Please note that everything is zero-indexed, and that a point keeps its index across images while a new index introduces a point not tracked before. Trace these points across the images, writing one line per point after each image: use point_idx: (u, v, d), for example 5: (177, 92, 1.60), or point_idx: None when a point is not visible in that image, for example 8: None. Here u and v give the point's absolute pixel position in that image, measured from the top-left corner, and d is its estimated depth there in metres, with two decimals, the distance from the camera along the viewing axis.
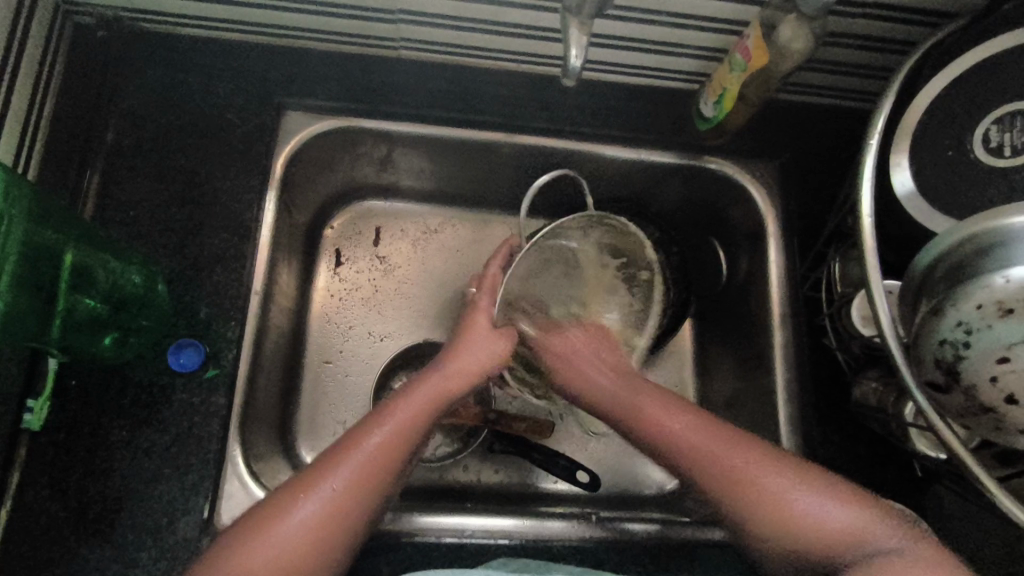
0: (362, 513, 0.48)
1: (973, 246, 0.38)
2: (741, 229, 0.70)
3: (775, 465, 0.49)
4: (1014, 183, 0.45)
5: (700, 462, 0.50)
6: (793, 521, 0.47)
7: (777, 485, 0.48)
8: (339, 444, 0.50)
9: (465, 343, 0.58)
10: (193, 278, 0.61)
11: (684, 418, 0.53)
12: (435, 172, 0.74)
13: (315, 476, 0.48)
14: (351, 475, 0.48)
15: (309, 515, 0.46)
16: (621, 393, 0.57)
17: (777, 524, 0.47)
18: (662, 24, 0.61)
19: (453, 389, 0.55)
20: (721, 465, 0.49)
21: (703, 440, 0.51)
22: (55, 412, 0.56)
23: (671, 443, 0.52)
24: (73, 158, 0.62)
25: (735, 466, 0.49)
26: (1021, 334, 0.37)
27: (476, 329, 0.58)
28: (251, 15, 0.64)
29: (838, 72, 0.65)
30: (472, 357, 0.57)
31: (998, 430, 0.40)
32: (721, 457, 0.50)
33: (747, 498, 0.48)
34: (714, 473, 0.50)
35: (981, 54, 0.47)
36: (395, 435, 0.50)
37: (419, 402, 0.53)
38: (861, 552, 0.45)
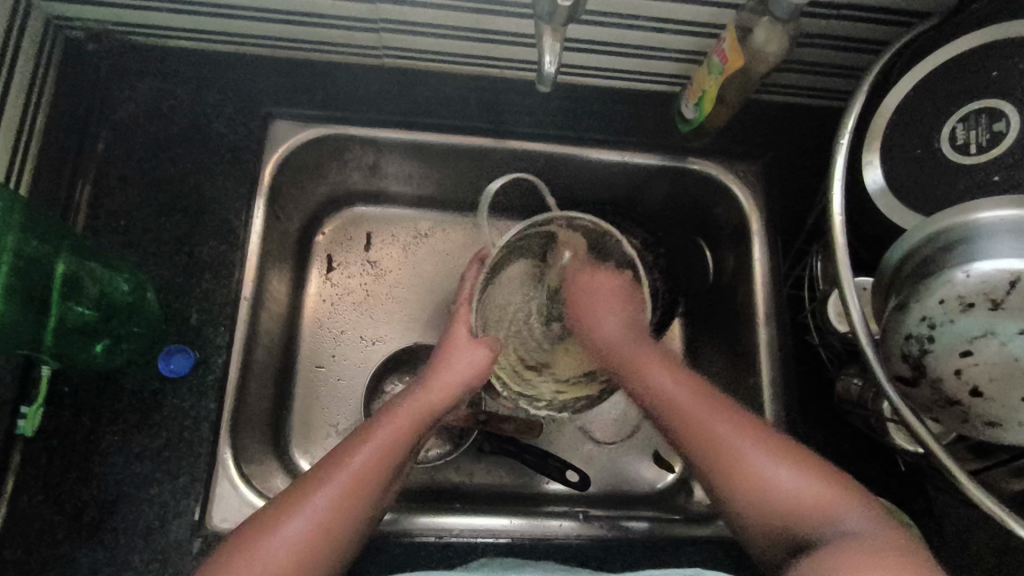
0: (348, 531, 0.48)
1: (938, 244, 0.38)
2: (726, 228, 0.71)
3: (759, 440, 0.50)
4: (981, 180, 0.44)
5: (692, 428, 0.52)
6: (764, 489, 0.48)
7: (756, 459, 0.49)
8: (323, 466, 0.51)
9: (446, 361, 0.60)
10: (184, 285, 0.62)
11: (685, 386, 0.55)
12: (424, 177, 0.75)
13: (299, 496, 0.48)
14: (334, 494, 0.49)
15: (295, 533, 0.47)
16: (621, 339, 0.61)
17: (748, 494, 0.48)
18: (640, 28, 0.62)
19: (435, 406, 0.57)
20: (708, 435, 0.51)
21: (699, 406, 0.53)
22: (48, 418, 0.57)
23: (667, 402, 0.55)
24: (65, 169, 0.63)
25: (720, 436, 0.51)
26: (983, 328, 0.38)
27: (455, 347, 0.61)
28: (238, 26, 0.65)
29: (816, 72, 0.66)
30: (454, 374, 0.59)
31: (965, 421, 0.41)
32: (710, 425, 0.51)
33: (727, 471, 0.49)
34: (701, 441, 0.51)
35: (950, 53, 0.47)
36: (379, 454, 0.51)
37: (401, 423, 0.54)
38: (825, 528, 0.44)
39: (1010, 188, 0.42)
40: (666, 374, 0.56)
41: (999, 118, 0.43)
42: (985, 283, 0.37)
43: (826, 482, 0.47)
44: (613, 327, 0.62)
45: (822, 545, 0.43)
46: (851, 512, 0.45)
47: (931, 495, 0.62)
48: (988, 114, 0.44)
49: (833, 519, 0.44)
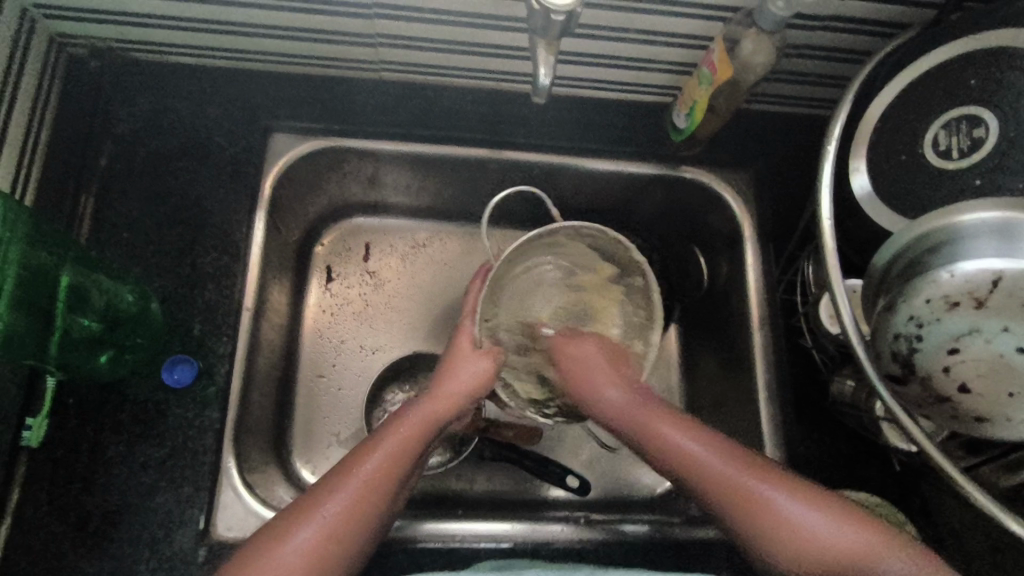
0: (359, 537, 0.49)
1: (924, 245, 0.40)
2: (720, 234, 0.72)
3: (794, 489, 0.49)
4: (965, 184, 0.45)
5: (725, 490, 0.50)
6: (811, 544, 0.47)
7: (797, 512, 0.48)
8: (333, 473, 0.52)
9: (453, 370, 0.60)
10: (186, 297, 0.63)
11: (710, 447, 0.52)
12: (422, 188, 0.76)
13: (310, 503, 0.49)
14: (346, 502, 0.49)
15: (308, 539, 0.48)
16: (630, 408, 0.58)
17: (794, 549, 0.47)
18: (632, 41, 0.64)
19: (442, 413, 0.57)
20: (742, 496, 0.49)
21: (722, 463, 0.51)
22: (52, 430, 0.57)
23: (684, 460, 0.53)
24: (69, 184, 0.64)
25: (756, 492, 0.49)
26: (969, 326, 0.39)
27: (461, 355, 0.61)
28: (238, 43, 0.66)
29: (803, 81, 0.67)
30: (461, 380, 0.59)
31: (954, 417, 0.43)
32: (739, 480, 0.50)
33: (774, 529, 0.48)
34: (737, 502, 0.50)
35: (930, 61, 0.48)
36: (388, 462, 0.52)
37: (408, 430, 0.55)
38: (880, 575, 0.45)
39: (992, 191, 0.44)
40: (692, 437, 0.54)
41: (979, 124, 0.45)
42: (969, 281, 0.38)
43: (874, 526, 0.47)
44: (617, 396, 0.59)
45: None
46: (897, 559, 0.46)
47: (926, 495, 0.63)
48: (969, 120, 0.46)
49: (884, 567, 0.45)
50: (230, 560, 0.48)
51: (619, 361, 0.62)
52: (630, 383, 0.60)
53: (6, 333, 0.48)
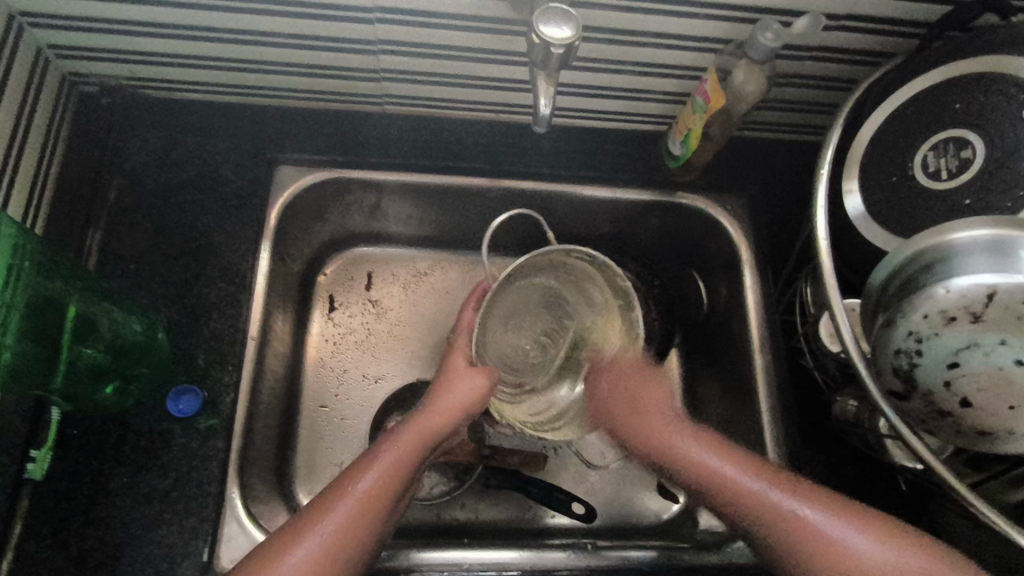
0: (357, 551, 0.50)
1: (922, 262, 0.40)
2: (719, 259, 0.74)
3: (832, 508, 0.51)
4: (955, 203, 0.46)
5: (749, 504, 0.53)
6: (847, 555, 0.48)
7: (831, 524, 0.50)
8: (330, 489, 0.52)
9: (456, 379, 0.61)
10: (192, 327, 0.63)
11: (731, 462, 0.56)
12: (424, 218, 0.78)
13: (304, 524, 0.50)
14: (345, 514, 0.50)
15: (308, 553, 0.48)
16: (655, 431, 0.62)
17: (790, 533, 0.51)
18: (626, 72, 0.66)
19: (439, 426, 0.58)
20: (775, 508, 0.52)
21: (748, 478, 0.54)
22: (56, 463, 0.57)
23: (739, 494, 0.54)
24: (78, 218, 0.65)
25: (797, 510, 0.51)
26: (967, 341, 0.39)
27: (454, 369, 0.62)
28: (245, 79, 0.69)
29: (792, 108, 0.70)
30: (461, 386, 0.61)
31: (957, 432, 0.42)
32: (768, 493, 0.53)
33: (797, 535, 0.50)
34: (763, 513, 0.52)
35: (915, 87, 0.50)
36: (381, 477, 0.52)
37: (406, 444, 0.55)
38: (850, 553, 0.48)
39: (981, 209, 0.45)
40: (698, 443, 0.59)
41: (966, 146, 0.46)
42: (964, 297, 0.39)
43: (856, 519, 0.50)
44: (603, 391, 0.67)
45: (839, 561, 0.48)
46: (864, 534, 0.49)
47: (934, 515, 0.62)
48: (956, 142, 0.47)
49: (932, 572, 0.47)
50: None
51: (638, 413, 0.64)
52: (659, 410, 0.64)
53: (13, 361, 0.48)
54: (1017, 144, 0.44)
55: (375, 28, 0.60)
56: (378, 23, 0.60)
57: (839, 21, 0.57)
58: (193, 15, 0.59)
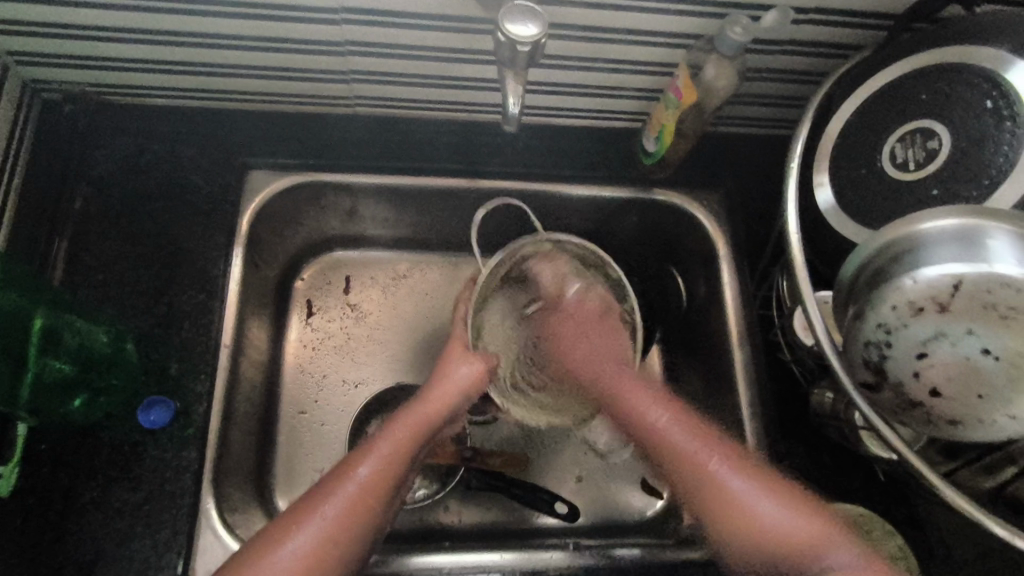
0: (356, 540, 0.52)
1: (890, 255, 0.40)
2: (696, 255, 0.74)
3: (763, 483, 0.56)
4: (922, 193, 0.46)
5: (695, 471, 0.58)
6: (753, 526, 0.54)
7: (751, 498, 0.55)
8: (327, 481, 0.55)
9: (451, 371, 0.64)
10: (163, 336, 0.62)
11: (688, 433, 0.60)
12: (400, 219, 0.77)
13: (305, 510, 0.52)
14: (344, 503, 0.53)
15: (302, 544, 0.50)
16: (618, 381, 0.66)
17: (722, 506, 0.56)
18: (597, 69, 0.65)
19: (435, 414, 0.61)
20: (718, 483, 0.56)
21: (692, 443, 0.59)
22: (24, 478, 0.56)
23: (669, 449, 0.60)
24: (43, 227, 0.64)
25: (730, 485, 0.56)
26: (934, 331, 0.39)
27: (451, 356, 0.65)
28: (213, 82, 0.67)
29: (765, 102, 0.70)
30: (461, 376, 0.64)
31: (928, 422, 0.42)
32: (711, 463, 0.58)
33: (720, 505, 0.56)
34: (694, 480, 0.58)
35: (883, 80, 0.50)
36: (380, 467, 0.55)
37: (408, 433, 0.58)
38: (816, 562, 0.52)
39: (950, 199, 0.45)
40: (659, 412, 0.62)
41: (932, 137, 0.46)
42: (932, 287, 0.39)
43: (813, 516, 0.54)
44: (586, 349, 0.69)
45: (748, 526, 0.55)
46: (842, 548, 0.52)
47: (914, 504, 0.63)
48: (923, 133, 0.47)
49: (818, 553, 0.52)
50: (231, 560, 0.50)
51: (596, 356, 0.68)
52: (603, 358, 0.68)
53: None
54: (981, 134, 0.44)
55: (344, 30, 0.60)
56: (345, 25, 0.59)
57: (807, 15, 0.57)
58: (155, 19, 0.58)
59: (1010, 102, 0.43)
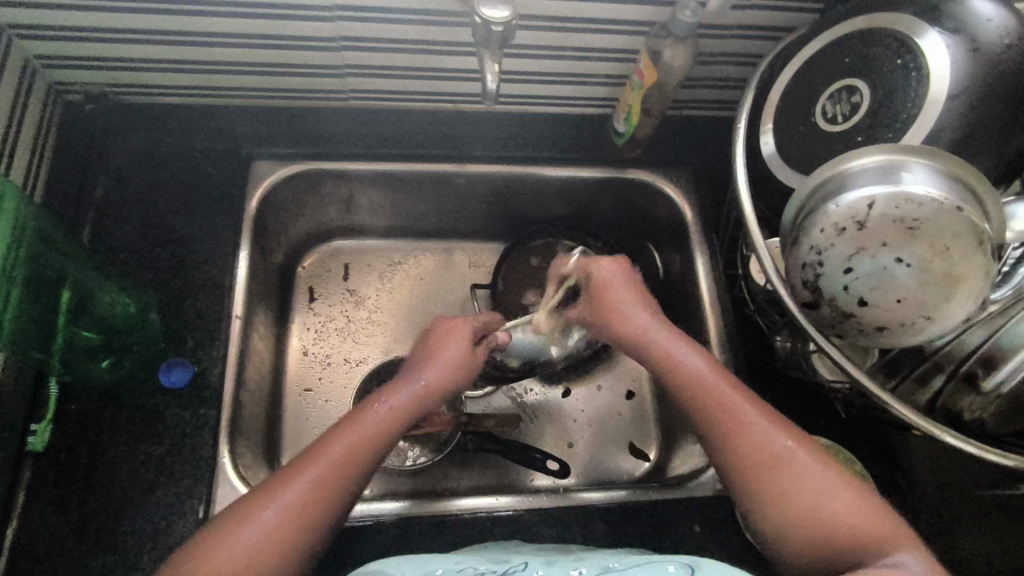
0: (332, 511, 0.49)
1: (823, 192, 0.47)
2: (668, 227, 0.81)
3: (817, 458, 0.49)
4: (850, 140, 0.53)
5: (748, 450, 0.50)
6: (822, 519, 0.46)
7: (826, 492, 0.47)
8: (301, 457, 0.51)
9: (440, 352, 0.63)
10: (179, 308, 0.68)
11: (750, 406, 0.53)
12: (394, 207, 0.84)
13: (276, 485, 0.49)
14: (317, 480, 0.49)
15: (272, 515, 0.47)
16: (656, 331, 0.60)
17: (782, 496, 0.48)
18: (567, 58, 0.73)
19: (424, 395, 0.59)
20: (781, 467, 0.49)
21: (751, 415, 0.52)
22: (56, 436, 0.61)
23: (725, 423, 0.52)
24: (68, 215, 0.70)
25: (798, 471, 0.49)
26: (856, 247, 0.45)
27: (440, 341, 0.64)
28: (221, 81, 0.74)
29: (720, 85, 0.78)
30: (446, 359, 0.62)
31: (861, 332, 0.48)
32: (746, 421, 0.52)
33: (782, 494, 0.48)
34: (763, 469, 0.49)
35: (812, 50, 0.57)
36: (361, 440, 0.52)
37: (388, 414, 0.56)
38: (879, 558, 0.44)
39: (872, 142, 0.52)
40: (696, 361, 0.56)
41: (856, 92, 0.53)
42: (852, 209, 0.45)
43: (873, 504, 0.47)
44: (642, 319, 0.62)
45: (820, 525, 0.46)
46: (910, 549, 0.44)
47: (873, 443, 0.69)
48: (847, 90, 0.54)
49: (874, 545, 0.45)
50: (199, 534, 0.47)
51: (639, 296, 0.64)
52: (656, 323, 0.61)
53: (19, 318, 0.54)
54: (893, 86, 0.51)
55: (337, 26, 0.67)
56: (338, 21, 0.66)
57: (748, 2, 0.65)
58: (169, 21, 0.65)
59: (914, 57, 0.50)
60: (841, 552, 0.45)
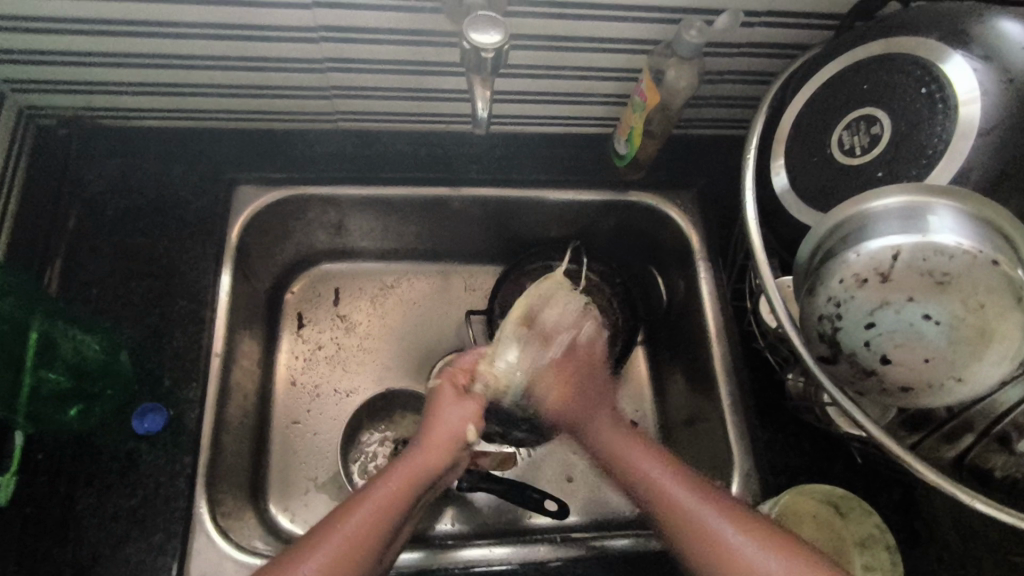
0: None
1: (841, 234, 0.43)
2: (672, 253, 0.77)
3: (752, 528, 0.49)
4: (868, 176, 0.49)
5: (689, 529, 0.50)
6: None
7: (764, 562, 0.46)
8: (311, 533, 0.49)
9: (443, 417, 0.61)
10: (154, 347, 0.64)
11: (677, 483, 0.54)
12: (386, 230, 0.80)
13: (289, 562, 0.47)
14: (333, 554, 0.47)
15: None
16: (618, 443, 0.60)
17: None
18: (565, 78, 0.69)
19: (434, 460, 0.57)
20: (716, 544, 0.48)
21: (676, 492, 0.53)
22: (22, 488, 0.57)
23: (661, 498, 0.53)
24: (38, 248, 0.66)
25: (729, 544, 0.48)
26: (878, 300, 0.41)
27: (444, 402, 0.62)
28: (201, 103, 0.71)
29: (728, 103, 0.73)
30: (448, 424, 0.60)
31: (882, 391, 0.44)
32: (676, 497, 0.52)
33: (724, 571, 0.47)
34: (705, 550, 0.49)
35: (832, 70, 0.53)
36: (374, 515, 0.50)
37: (398, 482, 0.54)
38: None
39: (894, 180, 0.47)
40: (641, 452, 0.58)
41: (876, 123, 0.49)
42: (875, 259, 0.41)
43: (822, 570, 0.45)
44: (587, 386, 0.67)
45: None
46: None
47: (892, 488, 0.65)
48: (867, 120, 0.50)
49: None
50: None
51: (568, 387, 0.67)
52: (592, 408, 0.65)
53: None
54: (919, 117, 0.47)
55: (321, 47, 0.63)
56: (322, 42, 0.62)
57: (758, 18, 0.61)
58: (143, 43, 0.62)
59: (941, 86, 0.46)
60: None
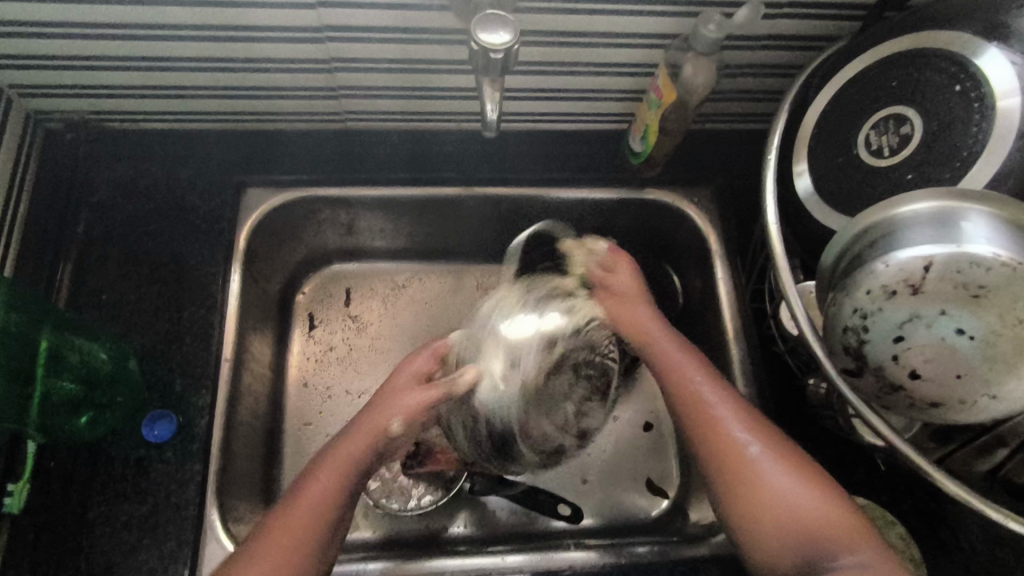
0: None
1: (867, 240, 0.41)
2: (690, 250, 0.75)
3: (783, 458, 0.50)
4: (896, 179, 0.47)
5: (722, 446, 0.52)
6: (781, 514, 0.48)
7: (788, 488, 0.49)
8: (254, 538, 0.49)
9: (381, 405, 0.56)
10: (163, 353, 0.64)
11: (729, 406, 0.54)
12: (397, 230, 0.78)
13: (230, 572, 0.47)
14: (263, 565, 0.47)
15: None
16: (667, 352, 0.59)
17: (749, 496, 0.49)
18: (578, 74, 0.67)
19: (372, 445, 0.54)
20: (745, 459, 0.50)
21: (721, 411, 0.53)
22: (34, 495, 0.57)
23: (696, 412, 0.54)
24: (47, 253, 0.66)
25: (757, 464, 0.50)
26: (908, 314, 0.40)
27: (388, 393, 0.57)
28: (207, 105, 0.70)
29: (749, 96, 0.71)
30: (386, 410, 0.55)
31: (910, 405, 0.43)
32: (718, 412, 0.53)
33: (739, 486, 0.50)
34: (733, 462, 0.51)
35: (859, 66, 0.51)
36: (309, 512, 0.49)
37: (327, 476, 0.51)
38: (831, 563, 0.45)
39: (923, 183, 0.45)
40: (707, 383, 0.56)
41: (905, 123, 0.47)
42: (904, 269, 0.39)
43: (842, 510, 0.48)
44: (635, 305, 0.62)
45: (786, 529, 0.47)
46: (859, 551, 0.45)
47: (920, 496, 0.62)
48: (895, 119, 0.48)
49: (821, 532, 0.46)
50: None
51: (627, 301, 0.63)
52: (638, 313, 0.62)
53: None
54: (951, 117, 0.44)
55: (327, 47, 0.62)
56: (328, 42, 0.61)
57: (780, 10, 0.58)
58: (147, 47, 0.61)
59: (976, 84, 0.43)
60: (795, 546, 0.47)
